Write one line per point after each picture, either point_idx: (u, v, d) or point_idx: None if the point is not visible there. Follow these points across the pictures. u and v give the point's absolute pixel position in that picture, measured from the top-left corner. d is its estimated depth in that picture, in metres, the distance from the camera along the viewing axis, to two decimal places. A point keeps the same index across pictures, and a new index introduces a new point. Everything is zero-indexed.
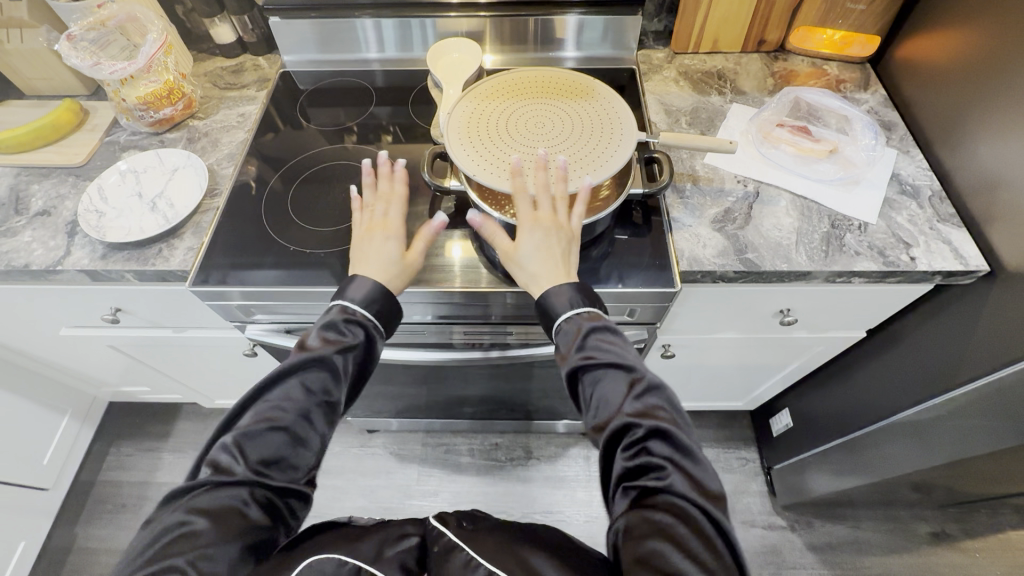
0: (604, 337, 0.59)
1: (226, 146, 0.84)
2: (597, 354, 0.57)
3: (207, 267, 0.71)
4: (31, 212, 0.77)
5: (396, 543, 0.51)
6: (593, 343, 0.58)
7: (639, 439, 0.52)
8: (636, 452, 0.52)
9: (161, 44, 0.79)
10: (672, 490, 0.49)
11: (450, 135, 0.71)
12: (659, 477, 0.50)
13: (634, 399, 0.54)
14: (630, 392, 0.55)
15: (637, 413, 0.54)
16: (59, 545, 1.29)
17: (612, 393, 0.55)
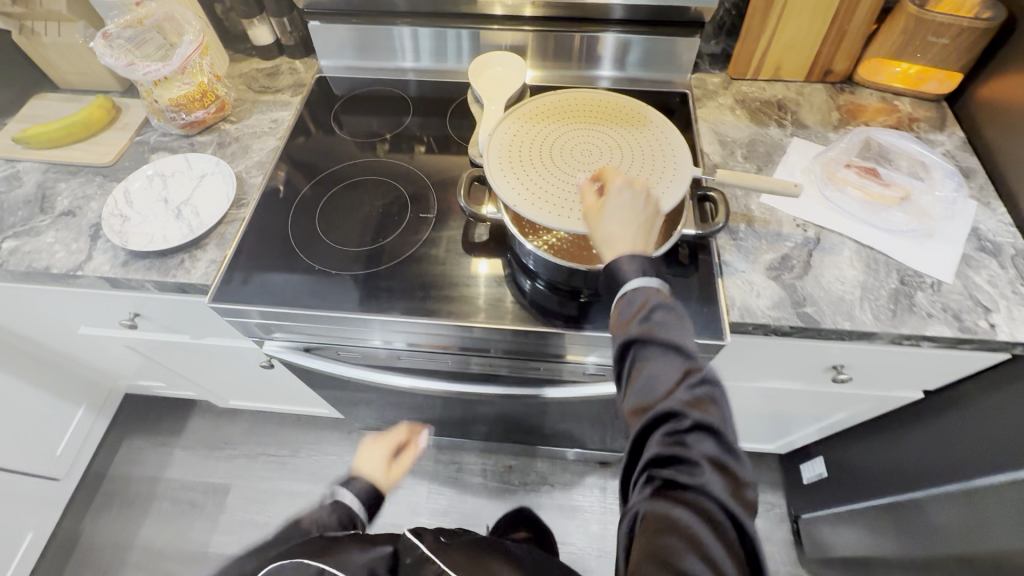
0: (664, 311, 0.48)
1: (257, 153, 0.81)
2: (651, 328, 0.48)
3: (228, 283, 0.68)
4: (56, 212, 0.75)
5: (369, 550, 0.50)
6: (650, 312, 0.49)
7: (687, 431, 0.43)
8: (676, 442, 0.43)
9: (198, 46, 0.76)
10: (710, 497, 0.41)
11: (490, 159, 0.68)
12: (699, 478, 0.41)
13: (690, 386, 0.45)
14: (685, 375, 0.46)
15: (690, 400, 0.44)
16: (67, 534, 1.29)
17: (666, 369, 0.46)
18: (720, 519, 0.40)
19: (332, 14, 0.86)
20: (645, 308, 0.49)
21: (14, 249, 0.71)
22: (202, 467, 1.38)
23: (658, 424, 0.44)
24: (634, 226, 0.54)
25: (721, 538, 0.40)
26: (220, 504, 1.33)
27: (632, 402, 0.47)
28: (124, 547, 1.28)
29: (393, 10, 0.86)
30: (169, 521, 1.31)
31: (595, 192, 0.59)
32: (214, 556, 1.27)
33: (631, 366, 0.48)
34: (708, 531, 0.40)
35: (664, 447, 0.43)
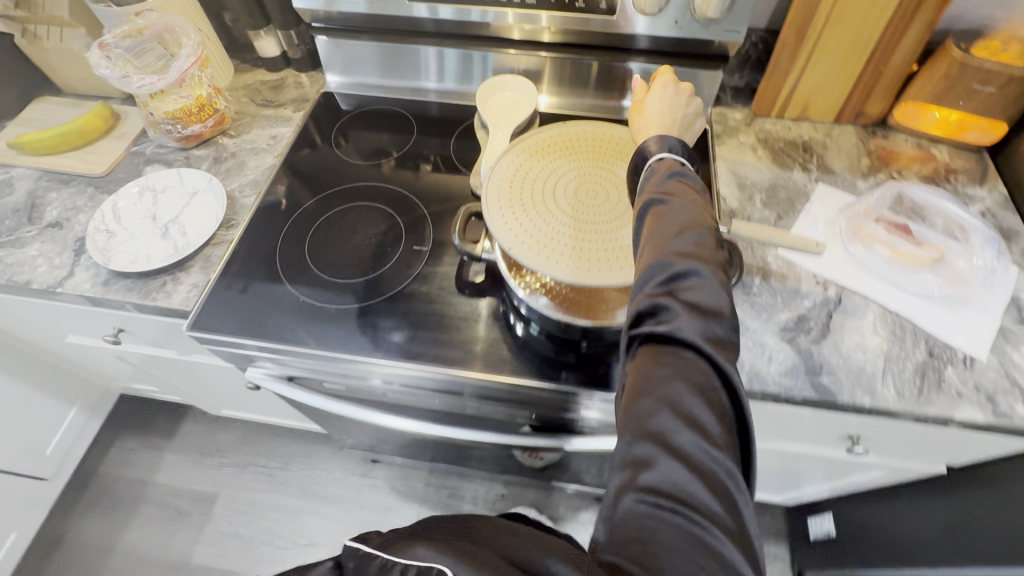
0: (679, 185, 0.49)
1: (252, 170, 0.79)
2: (665, 202, 0.47)
3: (209, 310, 0.65)
4: (43, 223, 0.73)
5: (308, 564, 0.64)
6: (665, 189, 0.49)
7: (686, 286, 0.42)
8: (673, 297, 0.42)
9: (197, 59, 0.73)
10: (702, 353, 0.39)
11: (490, 194, 0.64)
12: (693, 333, 0.39)
13: (695, 252, 0.43)
14: (693, 241, 0.44)
15: (694, 263, 0.43)
16: (53, 533, 1.28)
17: (675, 231, 0.45)
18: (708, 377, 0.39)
19: (366, 34, 0.83)
20: (659, 189, 0.49)
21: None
22: (191, 473, 1.36)
23: (657, 281, 0.43)
24: (672, 119, 0.59)
25: (707, 395, 0.38)
26: (206, 513, 1.31)
27: (635, 261, 0.46)
28: (108, 551, 1.27)
29: (421, 30, 0.82)
30: (154, 527, 1.30)
31: (644, 86, 0.64)
32: (196, 567, 1.25)
33: (641, 231, 0.48)
34: (693, 386, 0.38)
35: (661, 302, 0.41)
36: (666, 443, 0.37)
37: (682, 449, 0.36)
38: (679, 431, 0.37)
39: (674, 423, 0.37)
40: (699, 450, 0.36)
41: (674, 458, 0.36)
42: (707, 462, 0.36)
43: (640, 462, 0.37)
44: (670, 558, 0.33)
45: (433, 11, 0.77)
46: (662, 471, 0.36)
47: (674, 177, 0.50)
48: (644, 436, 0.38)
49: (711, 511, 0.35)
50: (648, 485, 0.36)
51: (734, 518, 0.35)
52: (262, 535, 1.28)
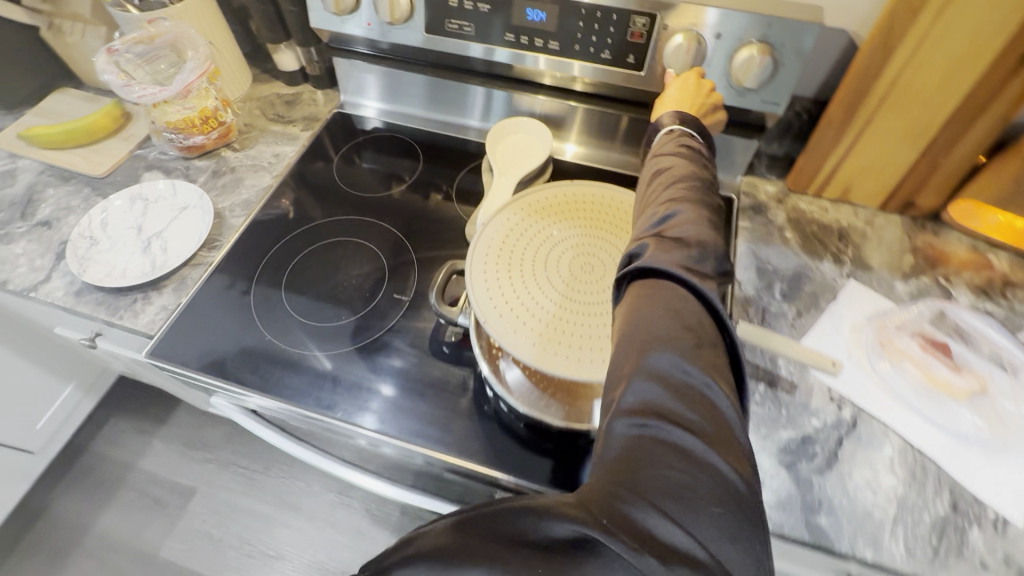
0: (684, 144, 0.53)
1: (247, 189, 0.76)
2: (661, 165, 0.52)
3: (175, 337, 0.63)
4: (34, 220, 0.72)
5: None
6: (663, 155, 0.53)
7: (671, 229, 0.45)
8: (659, 240, 0.44)
9: (203, 72, 0.72)
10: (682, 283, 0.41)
11: (478, 249, 0.59)
12: (674, 266, 0.41)
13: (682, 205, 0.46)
14: (684, 195, 0.48)
15: (682, 211, 0.46)
16: (36, 504, 1.30)
17: (666, 187, 0.48)
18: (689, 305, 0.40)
19: (408, 63, 0.80)
20: (658, 157, 0.53)
21: None
22: (175, 464, 1.36)
23: (647, 231, 0.46)
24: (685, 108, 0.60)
25: (688, 319, 0.39)
26: (182, 508, 1.30)
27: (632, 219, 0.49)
28: (83, 532, 1.27)
29: (471, 68, 0.78)
30: (130, 514, 1.30)
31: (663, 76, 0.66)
32: (163, 564, 1.25)
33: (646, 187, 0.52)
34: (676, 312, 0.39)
35: (646, 244, 0.44)
36: (647, 363, 0.37)
37: (663, 368, 0.36)
38: (659, 350, 0.37)
39: (654, 343, 0.38)
40: (677, 365, 0.36)
41: (653, 379, 0.36)
42: (688, 378, 0.36)
43: (622, 386, 0.37)
44: (645, 462, 0.32)
45: (485, 53, 0.72)
46: (645, 393, 0.36)
47: (677, 147, 0.53)
48: (625, 362, 0.38)
49: (689, 422, 0.34)
50: (630, 406, 0.35)
51: (715, 427, 0.34)
52: (231, 540, 1.27)
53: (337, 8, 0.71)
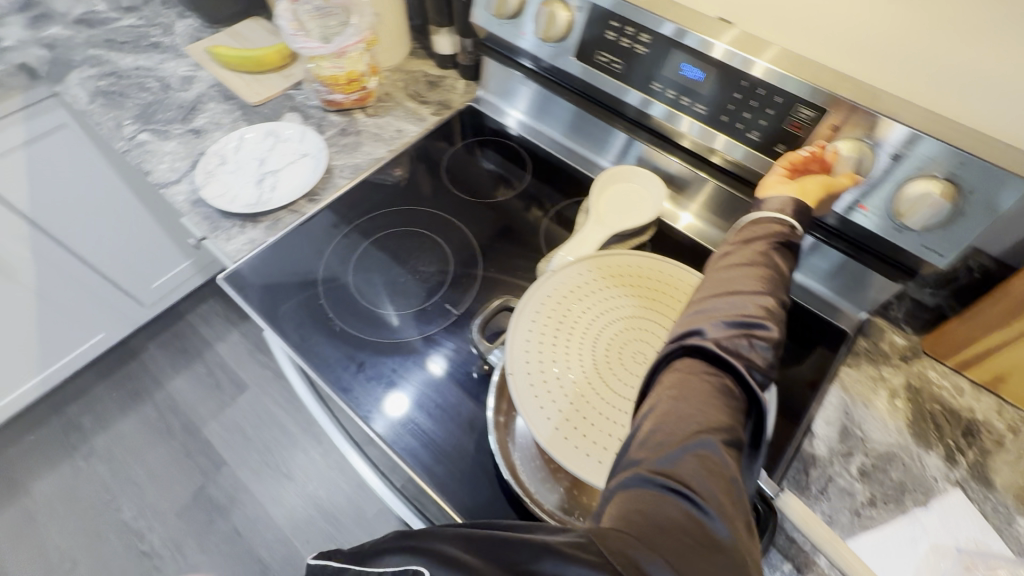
0: (786, 241, 0.50)
1: (361, 155, 0.80)
2: (760, 253, 0.48)
3: (250, 271, 0.68)
4: (189, 126, 0.82)
5: None
6: (764, 245, 0.49)
7: (750, 330, 0.42)
8: (739, 335, 0.42)
9: (359, 40, 0.76)
10: (743, 382, 0.39)
11: (535, 298, 0.57)
12: (745, 369, 0.39)
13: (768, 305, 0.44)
14: (773, 297, 0.45)
15: (766, 315, 0.43)
16: (134, 346, 1.54)
17: (760, 283, 0.45)
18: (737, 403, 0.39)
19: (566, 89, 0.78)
20: (756, 241, 0.49)
21: (144, 141, 0.80)
22: (242, 358, 1.54)
23: (726, 317, 0.43)
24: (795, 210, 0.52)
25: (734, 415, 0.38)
26: (233, 399, 1.48)
27: (709, 296, 0.46)
28: (158, 383, 1.49)
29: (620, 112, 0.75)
30: (196, 385, 1.50)
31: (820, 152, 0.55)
32: (202, 438, 1.42)
33: (730, 263, 0.49)
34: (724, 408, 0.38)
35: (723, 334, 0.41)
36: (690, 438, 0.35)
37: (705, 449, 0.35)
38: (703, 432, 0.36)
39: (700, 425, 0.36)
40: (720, 448, 0.35)
41: (694, 458, 0.34)
42: (726, 466, 0.35)
43: (656, 454, 0.35)
44: (670, 533, 0.30)
45: (642, 103, 0.67)
46: (681, 468, 0.34)
47: (780, 239, 0.49)
48: (662, 431, 0.37)
49: (719, 505, 0.32)
50: (665, 473, 0.33)
51: (741, 523, 0.33)
52: (258, 444, 1.41)
53: (498, 11, 0.71)
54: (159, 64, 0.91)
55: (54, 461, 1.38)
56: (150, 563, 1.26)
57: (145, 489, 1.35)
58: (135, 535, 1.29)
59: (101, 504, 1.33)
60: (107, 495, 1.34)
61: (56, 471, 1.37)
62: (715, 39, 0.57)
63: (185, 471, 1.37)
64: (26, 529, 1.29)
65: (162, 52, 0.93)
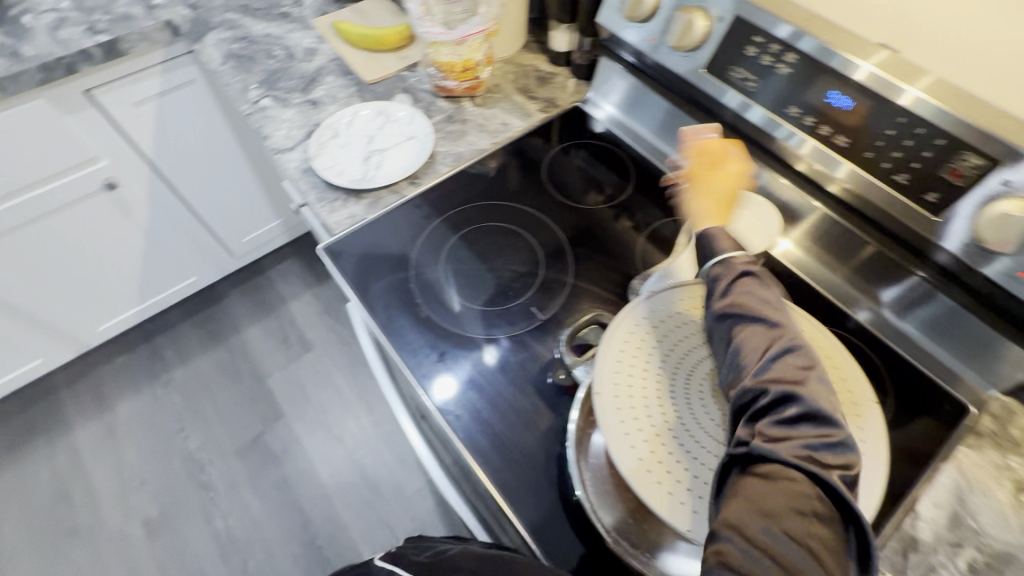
0: (761, 288, 0.48)
1: (464, 144, 0.80)
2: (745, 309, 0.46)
3: (347, 244, 0.70)
4: (307, 97, 0.85)
5: None
6: (751, 300, 0.47)
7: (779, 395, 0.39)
8: (765, 404, 0.40)
9: (481, 31, 0.76)
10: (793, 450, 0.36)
11: (631, 316, 0.55)
12: (786, 441, 0.37)
13: (791, 351, 0.43)
14: (783, 348, 0.43)
15: (788, 370, 0.41)
16: (219, 292, 1.64)
17: (768, 341, 0.43)
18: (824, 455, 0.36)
19: (659, 85, 0.77)
20: (739, 299, 0.48)
21: (265, 106, 0.84)
22: (312, 319, 1.62)
23: (747, 389, 0.41)
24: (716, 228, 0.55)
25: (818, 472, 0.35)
26: (299, 356, 1.55)
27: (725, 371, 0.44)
28: (235, 330, 1.59)
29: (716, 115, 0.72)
30: (268, 337, 1.59)
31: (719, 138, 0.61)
32: (267, 389, 1.50)
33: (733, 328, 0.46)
34: (802, 471, 0.35)
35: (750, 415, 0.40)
36: (752, 536, 0.33)
37: (772, 540, 0.33)
38: (766, 523, 0.34)
39: (756, 517, 0.34)
40: (786, 537, 0.33)
41: (761, 555, 0.33)
42: (803, 554, 0.32)
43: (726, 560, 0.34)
44: None
45: (739, 105, 0.64)
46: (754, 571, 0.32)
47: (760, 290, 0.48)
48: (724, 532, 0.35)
49: None
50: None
51: None
52: (315, 404, 1.48)
53: (631, 13, 0.68)
54: (286, 34, 0.95)
55: (138, 386, 1.50)
56: (207, 495, 1.35)
57: (212, 426, 1.45)
58: (197, 466, 1.39)
59: (172, 432, 1.44)
60: (179, 425, 1.45)
61: (138, 395, 1.49)
62: (861, 60, 0.52)
63: (248, 416, 1.46)
64: (107, 442, 1.42)
65: (290, 22, 0.97)
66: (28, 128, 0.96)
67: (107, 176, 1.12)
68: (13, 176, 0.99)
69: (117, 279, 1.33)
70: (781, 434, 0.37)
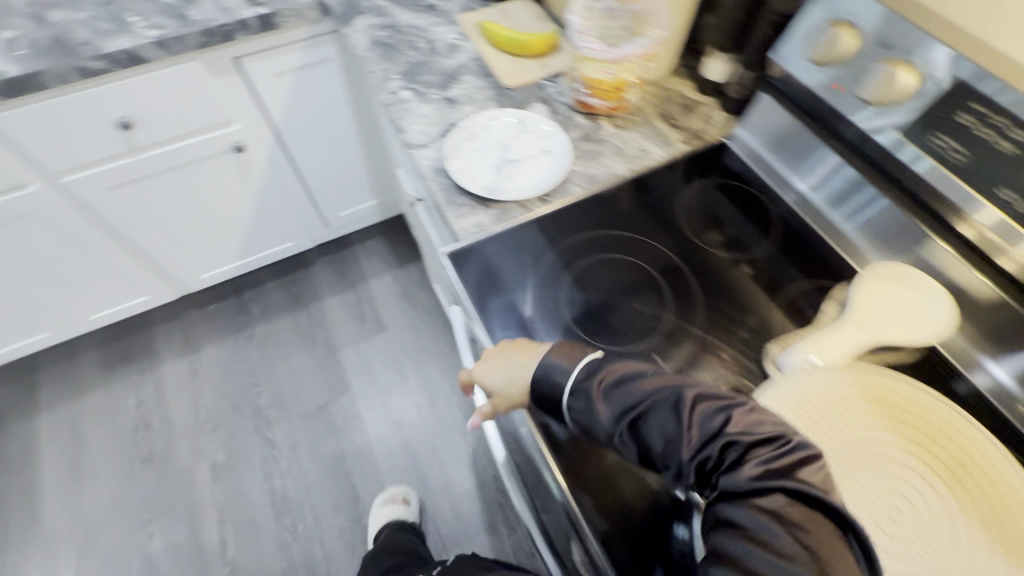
0: (630, 366, 0.46)
1: (598, 165, 0.77)
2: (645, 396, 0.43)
3: (470, 253, 0.68)
4: (445, 95, 0.85)
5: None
6: (644, 389, 0.43)
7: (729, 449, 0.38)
8: (719, 460, 0.38)
9: (643, 53, 0.71)
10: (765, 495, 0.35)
11: (784, 384, 0.52)
12: (755, 491, 0.35)
13: (700, 395, 0.41)
14: (696, 403, 0.41)
15: (719, 422, 0.39)
16: (307, 258, 1.70)
17: (686, 411, 0.40)
18: (784, 460, 0.36)
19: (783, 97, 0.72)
20: (633, 391, 0.44)
21: (404, 98, 0.84)
22: (389, 300, 1.65)
23: (695, 456, 0.39)
24: (515, 379, 0.54)
25: (783, 482, 0.34)
26: (372, 334, 1.58)
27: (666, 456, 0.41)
28: (316, 297, 1.64)
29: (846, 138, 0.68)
30: (345, 310, 1.63)
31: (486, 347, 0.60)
32: (337, 360, 1.54)
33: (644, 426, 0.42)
34: (771, 491, 0.35)
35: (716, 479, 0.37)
36: None
37: None
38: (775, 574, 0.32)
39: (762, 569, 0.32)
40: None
41: None
42: None
43: None
44: None
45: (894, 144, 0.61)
46: None
47: (637, 372, 0.45)
48: None
49: None
50: None
51: None
52: (380, 383, 1.51)
53: (823, 57, 0.63)
54: (430, 27, 0.95)
55: (222, 334, 1.58)
56: (270, 451, 1.40)
57: (283, 386, 1.50)
58: (264, 421, 1.44)
59: (246, 384, 1.50)
60: (253, 379, 1.51)
61: (221, 343, 1.56)
62: None
63: (316, 383, 1.50)
64: (189, 382, 1.50)
65: (436, 15, 0.97)
66: (181, 85, 1.01)
67: (236, 140, 1.17)
68: (160, 127, 1.06)
69: (224, 235, 1.39)
70: (749, 473, 0.36)
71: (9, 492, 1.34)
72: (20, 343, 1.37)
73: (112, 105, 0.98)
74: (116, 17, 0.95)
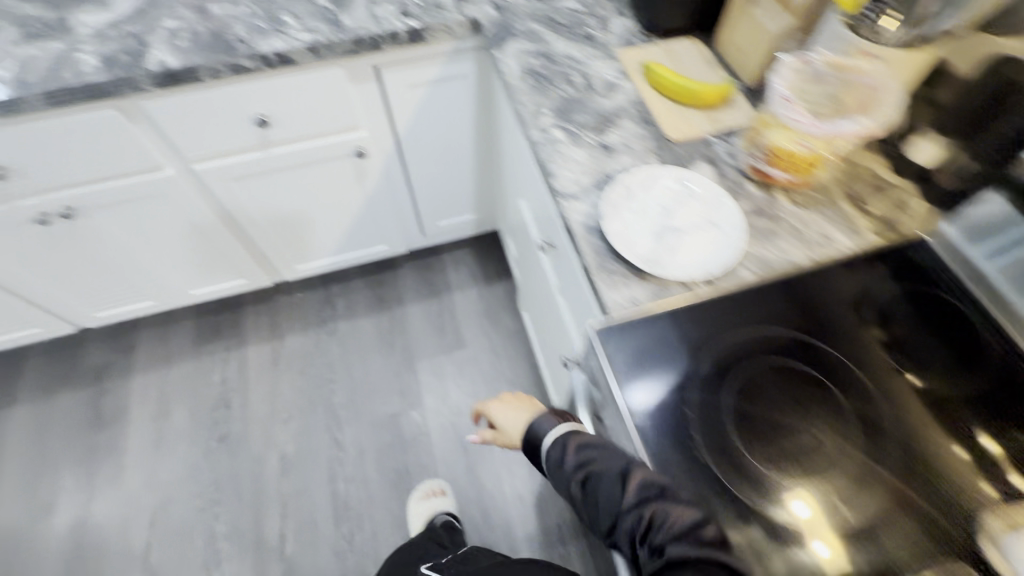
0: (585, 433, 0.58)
1: (772, 248, 0.67)
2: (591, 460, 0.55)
3: (623, 337, 0.61)
4: (600, 139, 0.78)
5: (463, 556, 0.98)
6: (591, 456, 0.55)
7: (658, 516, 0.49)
8: (650, 522, 0.49)
9: (859, 133, 0.61)
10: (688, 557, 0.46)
11: None
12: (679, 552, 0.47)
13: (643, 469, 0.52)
14: (641, 478, 0.51)
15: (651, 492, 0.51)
16: (396, 261, 1.70)
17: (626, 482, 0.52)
18: (702, 534, 0.48)
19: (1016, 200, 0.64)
20: (583, 456, 0.55)
21: (556, 139, 0.78)
22: (471, 316, 1.61)
23: (631, 517, 0.50)
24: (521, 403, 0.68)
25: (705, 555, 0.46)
26: (450, 349, 1.55)
27: (605, 509, 0.53)
28: (400, 302, 1.63)
29: None
30: (426, 320, 1.61)
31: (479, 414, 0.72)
32: (413, 370, 1.52)
33: (590, 483, 0.54)
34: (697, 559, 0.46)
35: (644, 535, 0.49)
36: None
37: None
38: None
39: None
40: None
41: None
42: None
43: None
44: None
45: None
46: None
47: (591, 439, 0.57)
48: None
49: None
50: None
51: None
52: (452, 402, 1.47)
53: None
54: (587, 60, 0.88)
55: (307, 325, 1.59)
56: (337, 453, 1.39)
57: (357, 388, 1.49)
58: (335, 421, 1.44)
59: (323, 380, 1.50)
60: (330, 376, 1.51)
61: (304, 333, 1.58)
62: None
63: (389, 390, 1.49)
64: (270, 368, 1.52)
65: (593, 47, 0.90)
66: (320, 89, 1.00)
67: (358, 144, 1.15)
68: (292, 126, 1.05)
69: (326, 232, 1.39)
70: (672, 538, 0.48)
71: (98, 446, 1.41)
72: (128, 307, 1.44)
73: (253, 102, 0.98)
74: (272, 16, 0.95)
